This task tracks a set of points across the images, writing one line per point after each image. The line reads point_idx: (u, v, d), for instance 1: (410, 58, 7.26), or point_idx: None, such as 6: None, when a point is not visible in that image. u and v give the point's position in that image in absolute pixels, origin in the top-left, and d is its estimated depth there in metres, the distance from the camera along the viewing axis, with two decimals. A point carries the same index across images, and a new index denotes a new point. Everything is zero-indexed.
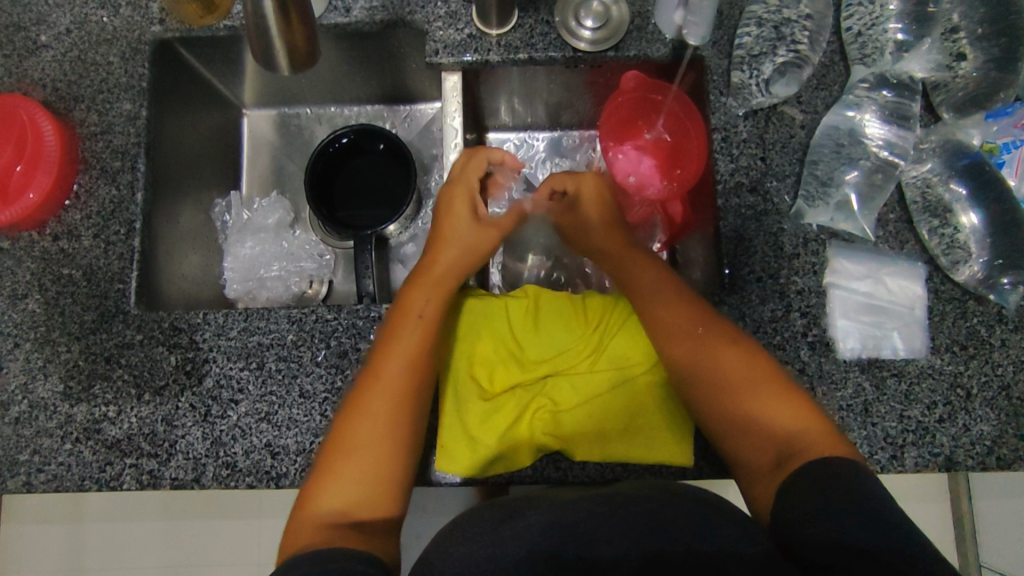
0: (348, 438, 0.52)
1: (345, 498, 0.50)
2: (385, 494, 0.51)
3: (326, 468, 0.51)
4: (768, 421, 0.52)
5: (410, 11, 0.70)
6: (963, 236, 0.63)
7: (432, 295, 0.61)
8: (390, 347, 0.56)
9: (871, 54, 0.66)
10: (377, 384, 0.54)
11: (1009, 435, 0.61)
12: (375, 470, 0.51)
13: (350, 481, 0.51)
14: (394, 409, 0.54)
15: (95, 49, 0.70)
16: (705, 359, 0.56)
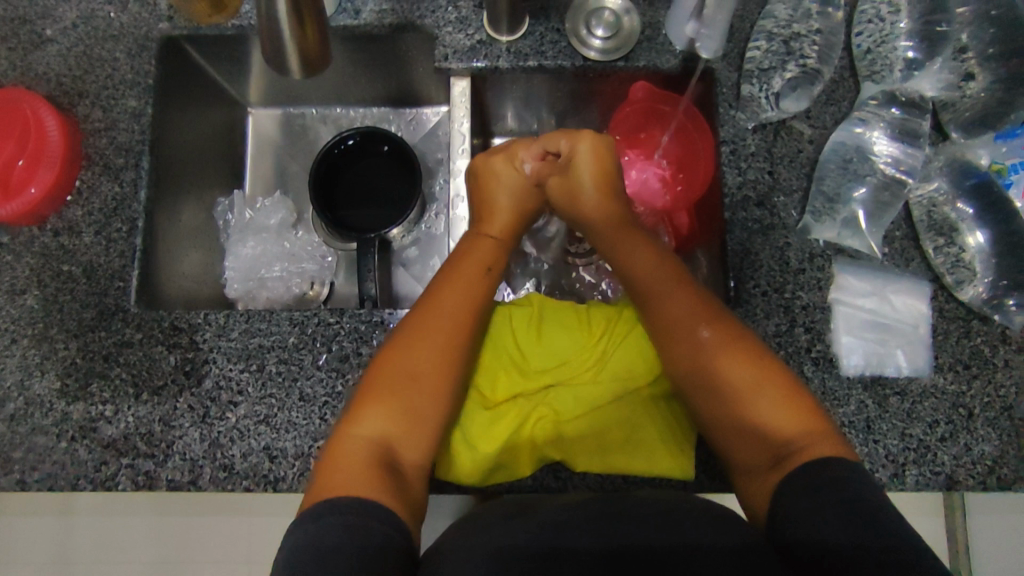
0: (395, 373, 0.54)
1: (386, 431, 0.52)
2: (426, 435, 0.54)
3: (370, 394, 0.53)
4: (764, 417, 0.52)
5: (420, 15, 0.69)
6: (968, 255, 0.63)
7: (492, 255, 0.64)
8: (448, 295, 0.59)
9: (879, 71, 0.66)
10: (431, 329, 0.56)
11: (1010, 456, 0.61)
12: (421, 412, 0.54)
13: (395, 417, 0.53)
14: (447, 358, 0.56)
15: (101, 44, 0.69)
16: (705, 360, 0.56)
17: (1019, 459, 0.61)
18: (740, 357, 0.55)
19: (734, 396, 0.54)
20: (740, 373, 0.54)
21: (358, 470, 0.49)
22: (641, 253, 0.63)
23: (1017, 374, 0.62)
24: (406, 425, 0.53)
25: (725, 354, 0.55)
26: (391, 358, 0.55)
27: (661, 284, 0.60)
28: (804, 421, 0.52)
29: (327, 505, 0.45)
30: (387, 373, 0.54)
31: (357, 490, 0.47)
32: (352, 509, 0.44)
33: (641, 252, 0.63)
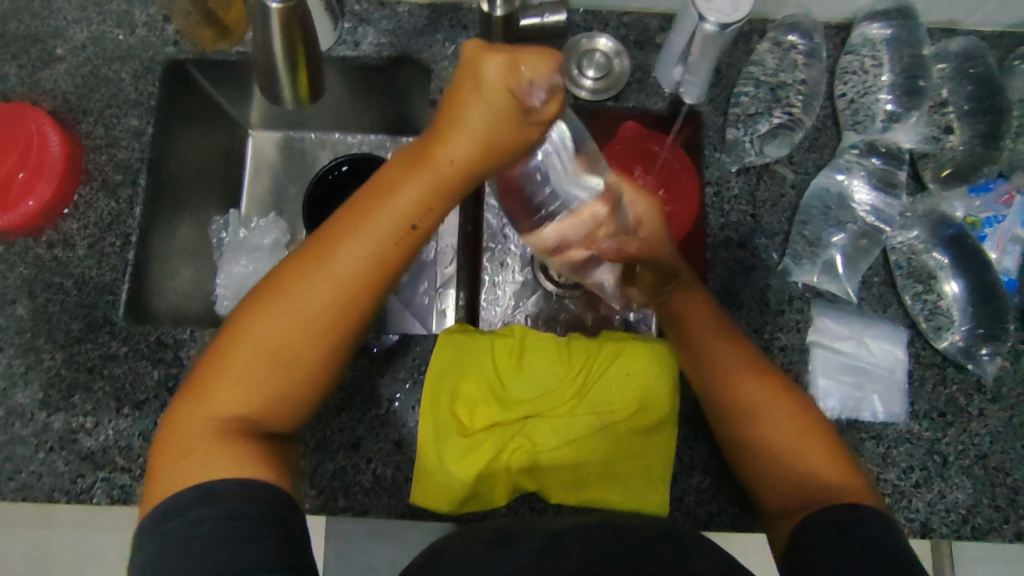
0: (255, 338, 0.46)
1: (242, 403, 0.46)
2: (298, 406, 0.48)
3: (224, 356, 0.46)
4: (802, 466, 0.53)
5: (418, 50, 0.72)
6: (946, 303, 0.64)
7: (420, 191, 0.47)
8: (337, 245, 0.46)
9: (862, 121, 0.67)
10: (302, 288, 0.46)
11: (984, 505, 0.61)
12: (287, 379, 0.46)
13: (253, 386, 0.46)
14: (326, 320, 0.46)
15: (108, 65, 0.72)
16: (764, 409, 0.55)
17: (994, 509, 0.61)
18: (792, 418, 0.54)
19: (788, 450, 0.53)
20: (786, 421, 0.54)
21: (205, 446, 0.44)
22: (716, 348, 0.58)
23: (991, 423, 0.63)
24: (265, 393, 0.46)
25: (768, 396, 0.55)
26: (252, 317, 0.46)
27: (721, 343, 0.58)
28: (832, 465, 0.52)
29: (187, 499, 0.40)
30: (242, 337, 0.46)
31: (206, 472, 0.42)
32: (229, 495, 0.41)
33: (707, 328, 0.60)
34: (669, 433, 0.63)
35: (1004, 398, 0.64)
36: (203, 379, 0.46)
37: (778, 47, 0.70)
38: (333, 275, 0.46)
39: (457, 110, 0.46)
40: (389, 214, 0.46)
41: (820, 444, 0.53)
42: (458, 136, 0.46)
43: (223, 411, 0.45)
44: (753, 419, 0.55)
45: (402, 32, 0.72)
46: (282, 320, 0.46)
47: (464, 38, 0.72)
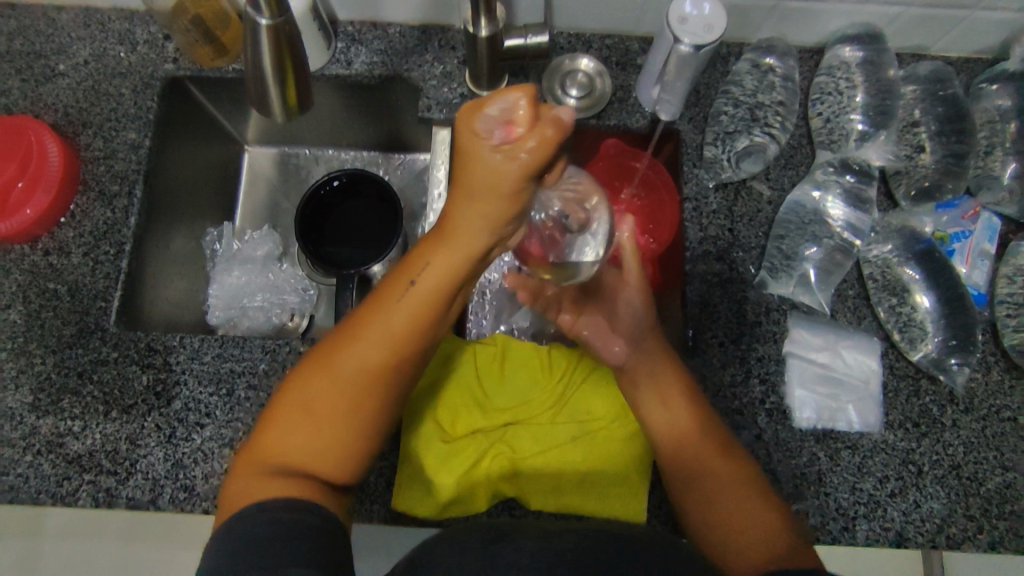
0: (307, 397, 0.51)
1: (304, 458, 0.50)
2: (348, 450, 0.51)
3: (286, 412, 0.51)
4: (745, 519, 0.52)
5: (408, 69, 0.75)
6: (919, 316, 0.65)
7: (441, 262, 0.49)
8: (379, 310, 0.51)
9: (837, 140, 0.70)
10: (356, 346, 0.51)
11: (959, 515, 0.62)
12: (343, 431, 0.51)
13: (316, 440, 0.50)
14: (370, 377, 0.51)
15: (108, 80, 0.74)
16: (706, 458, 0.56)
17: (967, 518, 0.62)
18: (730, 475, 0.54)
19: (730, 502, 0.53)
20: (725, 471, 0.55)
21: (264, 481, 0.48)
22: (664, 397, 0.58)
23: (964, 434, 0.64)
24: (325, 447, 0.50)
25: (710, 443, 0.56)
26: (302, 380, 0.51)
27: (664, 390, 0.59)
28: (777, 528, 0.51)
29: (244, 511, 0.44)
30: (298, 397, 0.51)
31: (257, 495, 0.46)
32: (268, 510, 0.44)
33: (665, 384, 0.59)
34: (648, 442, 0.64)
35: (976, 409, 0.65)
36: (264, 432, 0.51)
37: (756, 69, 0.73)
38: (377, 338, 0.50)
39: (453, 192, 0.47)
40: (413, 287, 0.50)
41: (767, 507, 0.52)
42: (461, 205, 0.46)
43: (288, 467, 0.49)
44: (689, 469, 0.56)
45: (393, 52, 0.75)
46: (332, 376, 0.51)
47: (452, 58, 0.75)
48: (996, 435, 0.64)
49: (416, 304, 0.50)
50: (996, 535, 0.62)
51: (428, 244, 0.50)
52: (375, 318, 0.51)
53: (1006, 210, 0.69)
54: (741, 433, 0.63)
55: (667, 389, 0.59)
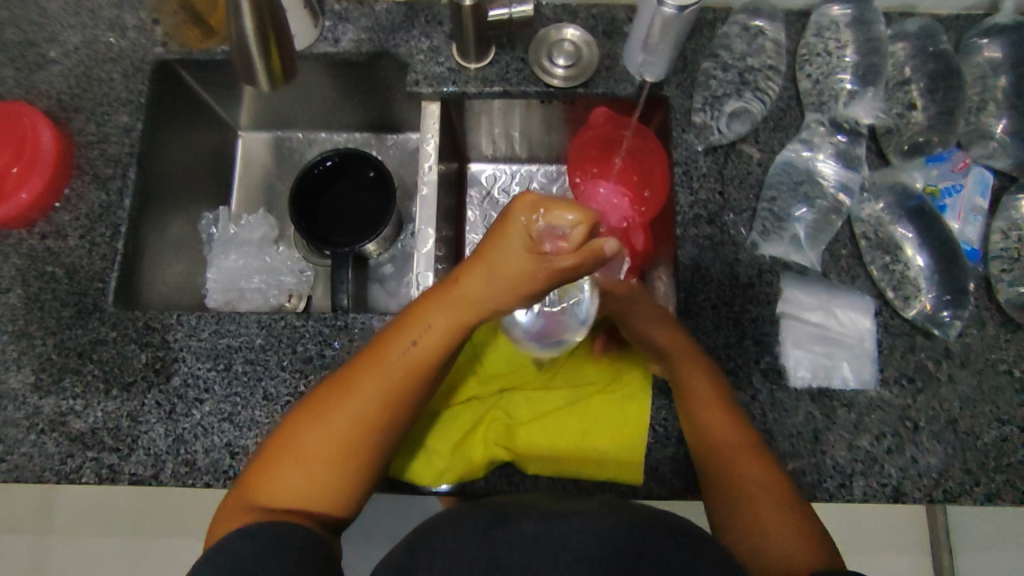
0: (297, 441, 0.52)
1: (291, 492, 0.51)
2: (336, 488, 0.52)
3: (275, 454, 0.52)
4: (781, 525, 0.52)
5: (396, 44, 0.75)
6: (912, 272, 0.66)
7: (442, 325, 0.52)
8: (372, 369, 0.53)
9: (826, 101, 0.70)
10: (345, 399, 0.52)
11: (955, 469, 0.62)
12: (330, 470, 0.52)
13: (305, 478, 0.51)
14: (358, 427, 0.52)
15: (100, 66, 0.75)
16: (745, 470, 0.55)
17: (964, 472, 0.62)
18: (766, 488, 0.54)
19: (772, 515, 0.52)
20: (763, 492, 0.54)
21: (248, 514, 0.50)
22: (711, 415, 0.58)
23: (961, 389, 0.64)
24: (310, 482, 0.51)
25: (745, 452, 0.56)
26: (295, 429, 0.53)
27: (710, 410, 0.58)
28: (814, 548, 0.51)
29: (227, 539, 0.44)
30: (289, 446, 0.52)
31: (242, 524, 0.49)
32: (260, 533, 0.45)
33: (698, 386, 0.59)
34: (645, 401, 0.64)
35: (972, 364, 0.65)
36: (256, 476, 0.52)
37: (746, 32, 0.73)
38: (364, 395, 0.52)
39: (475, 263, 0.49)
40: (414, 348, 0.52)
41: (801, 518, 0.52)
42: (475, 278, 0.49)
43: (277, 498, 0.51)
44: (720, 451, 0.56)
45: (380, 28, 0.75)
46: (318, 430, 0.52)
47: (440, 32, 0.75)
48: (992, 389, 0.64)
49: (407, 368, 0.53)
50: (994, 487, 0.62)
51: (431, 302, 0.52)
52: (370, 375, 0.53)
53: (998, 163, 0.69)
54: (735, 394, 0.63)
55: (701, 405, 0.58)
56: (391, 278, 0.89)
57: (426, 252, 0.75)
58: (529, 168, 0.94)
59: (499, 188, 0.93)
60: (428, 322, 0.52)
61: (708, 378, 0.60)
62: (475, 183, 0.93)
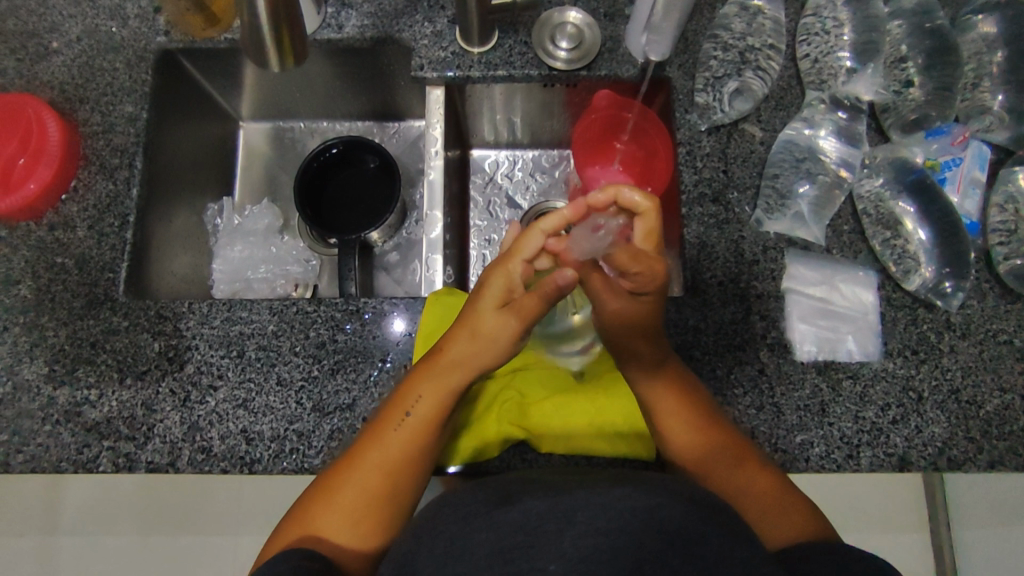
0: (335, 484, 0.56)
1: (333, 546, 0.54)
2: (370, 526, 0.55)
3: (310, 511, 0.55)
4: (771, 519, 0.55)
5: (399, 30, 0.75)
6: (913, 247, 0.67)
7: (432, 390, 0.58)
8: (381, 434, 0.57)
9: (826, 79, 0.71)
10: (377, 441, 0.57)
11: (959, 437, 0.63)
12: (365, 519, 0.55)
13: (343, 529, 0.54)
14: (382, 478, 0.56)
15: (102, 56, 0.75)
16: (723, 456, 0.58)
17: (968, 440, 0.63)
18: (740, 470, 0.57)
19: (754, 494, 0.56)
20: (742, 476, 0.57)
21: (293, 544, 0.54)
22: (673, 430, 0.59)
23: (963, 359, 0.65)
24: (348, 536, 0.54)
25: (717, 435, 0.59)
26: (322, 491, 0.56)
27: (673, 407, 0.59)
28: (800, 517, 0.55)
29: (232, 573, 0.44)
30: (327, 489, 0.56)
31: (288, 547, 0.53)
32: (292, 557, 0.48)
33: (654, 383, 0.60)
34: None
35: (973, 334, 0.66)
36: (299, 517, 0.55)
37: (745, 12, 0.73)
38: (380, 454, 0.56)
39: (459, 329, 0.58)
40: (405, 419, 0.57)
41: (792, 514, 0.55)
42: (460, 339, 0.57)
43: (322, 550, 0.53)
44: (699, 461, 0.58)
45: (383, 14, 0.76)
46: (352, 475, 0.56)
47: (442, 16, 0.75)
48: (993, 358, 0.65)
49: (415, 426, 0.57)
50: (996, 454, 0.63)
51: (418, 375, 0.58)
52: (379, 440, 0.57)
53: (995, 137, 0.70)
54: (743, 369, 0.65)
55: (663, 405, 0.59)
56: (396, 265, 0.89)
57: (433, 237, 0.76)
58: (532, 154, 0.95)
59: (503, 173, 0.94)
60: (419, 389, 0.58)
61: (665, 367, 0.60)
62: (478, 169, 0.94)
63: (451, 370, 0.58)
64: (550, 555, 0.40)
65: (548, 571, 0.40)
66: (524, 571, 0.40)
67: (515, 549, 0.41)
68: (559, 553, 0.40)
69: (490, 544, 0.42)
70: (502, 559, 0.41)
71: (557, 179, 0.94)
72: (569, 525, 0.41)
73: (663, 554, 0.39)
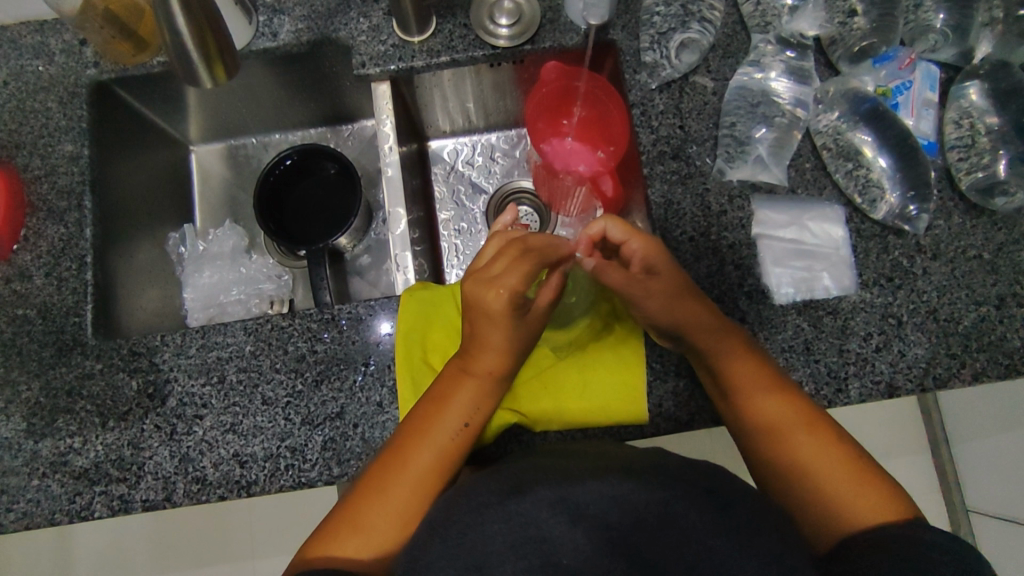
0: (372, 511, 0.55)
1: (358, 560, 0.53)
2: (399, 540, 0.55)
3: (340, 533, 0.55)
4: (850, 497, 0.54)
5: (335, 29, 0.73)
6: (876, 176, 0.67)
7: (478, 397, 0.60)
8: (428, 436, 0.58)
9: (768, 21, 0.70)
10: (418, 456, 0.57)
11: (941, 356, 0.64)
12: (396, 535, 0.55)
13: (372, 542, 0.54)
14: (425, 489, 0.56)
15: (33, 97, 0.73)
16: (793, 420, 0.58)
17: (950, 357, 0.63)
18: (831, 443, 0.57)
19: (818, 467, 0.56)
20: (808, 457, 0.56)
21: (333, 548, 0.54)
22: (768, 399, 0.59)
23: (937, 279, 0.65)
24: (380, 549, 0.54)
25: (767, 383, 0.59)
26: (364, 499, 0.56)
27: (768, 384, 0.59)
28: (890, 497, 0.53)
29: None
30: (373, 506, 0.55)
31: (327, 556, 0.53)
32: None
33: (732, 351, 0.59)
34: (636, 342, 0.66)
35: (944, 254, 0.66)
36: (337, 534, 0.55)
37: None
38: (432, 454, 0.57)
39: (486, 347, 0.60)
40: (464, 426, 0.59)
41: (870, 486, 0.54)
42: (493, 354, 0.60)
43: (346, 562, 0.53)
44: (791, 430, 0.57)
45: (317, 15, 0.74)
46: (391, 493, 0.56)
47: (377, 10, 0.73)
48: (966, 274, 0.65)
49: (465, 435, 0.59)
50: (979, 367, 0.63)
51: (462, 382, 0.60)
52: (427, 442, 0.57)
53: (942, 55, 0.70)
54: None
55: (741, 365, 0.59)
56: (370, 268, 0.88)
57: (400, 234, 0.75)
58: (490, 137, 0.94)
59: (464, 160, 0.93)
60: (467, 400, 0.59)
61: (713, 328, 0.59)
62: (438, 160, 0.93)
63: (494, 377, 0.60)
64: (561, 547, 0.41)
65: (560, 563, 0.40)
66: (536, 565, 0.40)
67: (528, 543, 0.42)
68: (571, 545, 0.41)
69: (505, 536, 0.43)
70: (516, 553, 0.41)
71: (519, 158, 0.93)
72: (581, 518, 0.42)
73: (679, 542, 0.40)
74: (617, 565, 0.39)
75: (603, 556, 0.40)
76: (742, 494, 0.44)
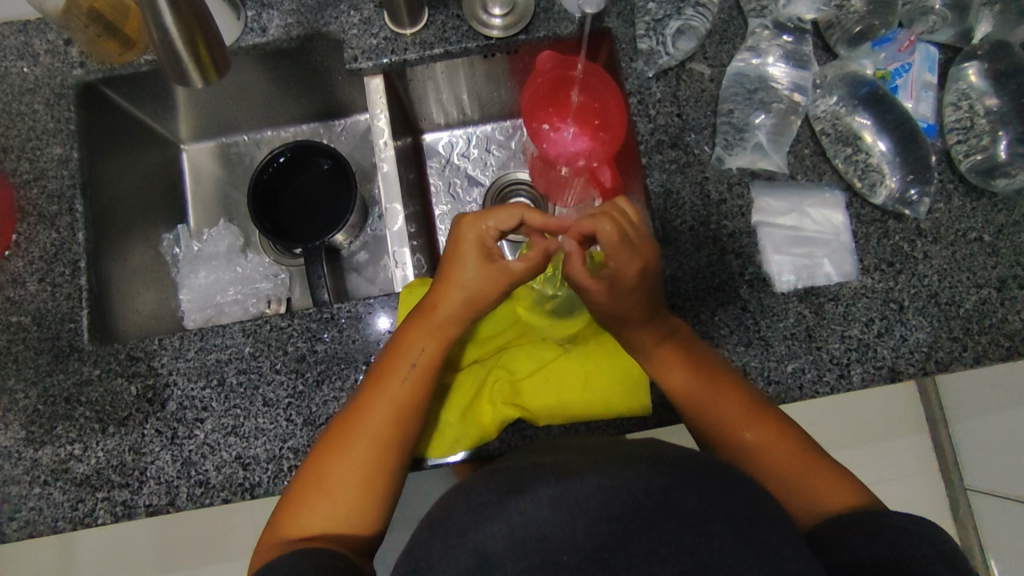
0: (328, 473, 0.55)
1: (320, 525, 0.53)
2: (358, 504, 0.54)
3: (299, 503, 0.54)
4: (822, 485, 0.54)
5: (325, 23, 0.72)
6: (875, 160, 0.67)
7: (430, 344, 0.60)
8: (382, 386, 0.57)
9: (766, 5, 0.69)
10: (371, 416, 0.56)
11: (943, 339, 0.63)
12: (358, 498, 0.54)
13: (335, 508, 0.54)
14: (382, 445, 0.56)
15: (19, 99, 0.71)
16: (760, 416, 0.58)
17: (952, 341, 0.63)
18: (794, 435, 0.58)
19: (786, 462, 0.56)
20: (777, 452, 0.57)
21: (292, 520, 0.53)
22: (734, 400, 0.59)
23: (937, 263, 0.65)
24: (340, 513, 0.54)
25: (729, 383, 0.59)
26: (325, 465, 0.55)
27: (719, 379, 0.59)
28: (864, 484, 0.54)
29: None
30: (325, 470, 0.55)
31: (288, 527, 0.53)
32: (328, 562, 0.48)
33: (668, 363, 0.60)
34: None
35: (944, 237, 0.65)
36: (297, 503, 0.54)
37: None
38: (386, 402, 0.57)
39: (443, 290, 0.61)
40: (412, 369, 0.58)
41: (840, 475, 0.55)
42: (452, 296, 0.60)
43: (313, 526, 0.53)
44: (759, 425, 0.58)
45: (307, 9, 0.73)
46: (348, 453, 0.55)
47: (367, 2, 0.72)
48: (966, 257, 0.65)
49: (414, 388, 0.58)
50: (981, 349, 0.63)
51: (414, 326, 0.60)
52: (381, 395, 0.57)
53: (940, 36, 0.70)
54: (726, 309, 0.64)
55: (704, 370, 0.60)
56: (367, 264, 0.87)
57: (397, 230, 0.74)
58: (484, 129, 0.93)
59: (459, 153, 0.92)
60: (418, 345, 0.59)
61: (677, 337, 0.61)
62: (434, 153, 0.92)
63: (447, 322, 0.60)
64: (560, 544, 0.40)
65: (560, 561, 0.39)
66: (537, 564, 0.39)
67: (529, 536, 0.41)
68: (571, 540, 0.40)
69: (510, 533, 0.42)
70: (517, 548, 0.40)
71: (515, 150, 0.92)
72: (581, 509, 0.40)
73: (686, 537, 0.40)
74: (618, 551, 0.39)
75: (603, 552, 0.39)
76: (747, 486, 0.44)
